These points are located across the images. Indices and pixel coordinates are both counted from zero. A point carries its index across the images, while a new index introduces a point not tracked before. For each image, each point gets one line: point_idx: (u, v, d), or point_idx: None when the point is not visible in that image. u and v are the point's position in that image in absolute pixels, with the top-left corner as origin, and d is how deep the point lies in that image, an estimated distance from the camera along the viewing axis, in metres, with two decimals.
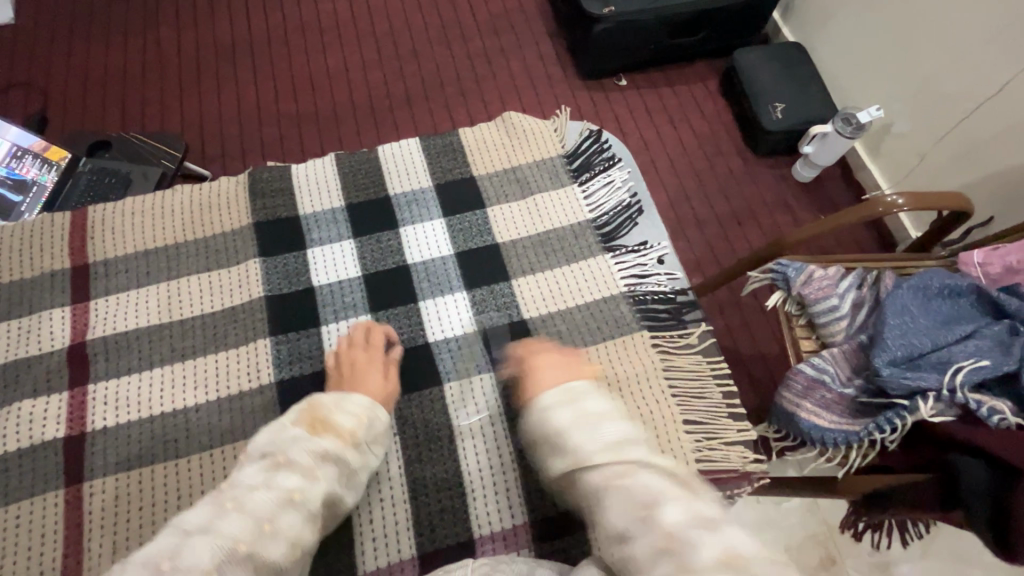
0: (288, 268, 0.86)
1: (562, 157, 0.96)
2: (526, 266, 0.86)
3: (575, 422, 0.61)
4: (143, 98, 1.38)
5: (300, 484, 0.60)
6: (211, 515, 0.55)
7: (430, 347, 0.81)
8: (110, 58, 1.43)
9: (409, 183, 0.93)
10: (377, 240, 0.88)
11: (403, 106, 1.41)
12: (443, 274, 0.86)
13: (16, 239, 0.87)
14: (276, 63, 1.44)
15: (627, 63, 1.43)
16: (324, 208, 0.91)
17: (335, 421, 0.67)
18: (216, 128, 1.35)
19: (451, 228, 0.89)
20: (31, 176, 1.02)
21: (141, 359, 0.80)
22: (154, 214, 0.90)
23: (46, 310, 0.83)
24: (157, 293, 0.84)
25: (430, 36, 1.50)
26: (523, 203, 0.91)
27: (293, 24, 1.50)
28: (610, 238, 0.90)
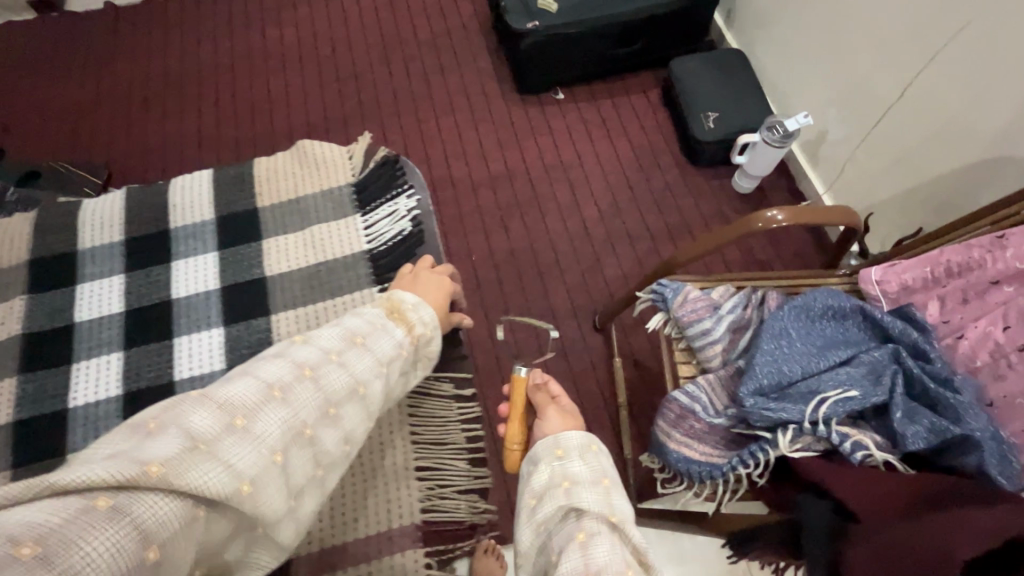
0: (53, 304, 0.76)
1: (351, 187, 0.85)
2: (289, 299, 0.76)
3: (593, 475, 0.56)
4: (93, 127, 1.43)
5: (317, 418, 0.52)
6: (216, 423, 0.46)
7: (173, 386, 0.70)
8: (66, 90, 1.49)
9: (191, 216, 0.82)
10: (144, 275, 0.78)
11: (337, 128, 1.42)
12: (202, 310, 0.75)
13: None
14: (221, 91, 1.48)
15: (562, 77, 1.41)
16: (105, 242, 0.80)
17: (410, 316, 0.65)
18: (159, 154, 1.39)
19: (222, 260, 0.79)
20: None
21: None
22: None
23: None
24: None
25: (371, 57, 1.51)
26: (298, 235, 0.81)
27: (240, 51, 1.54)
28: (388, 269, 0.79)
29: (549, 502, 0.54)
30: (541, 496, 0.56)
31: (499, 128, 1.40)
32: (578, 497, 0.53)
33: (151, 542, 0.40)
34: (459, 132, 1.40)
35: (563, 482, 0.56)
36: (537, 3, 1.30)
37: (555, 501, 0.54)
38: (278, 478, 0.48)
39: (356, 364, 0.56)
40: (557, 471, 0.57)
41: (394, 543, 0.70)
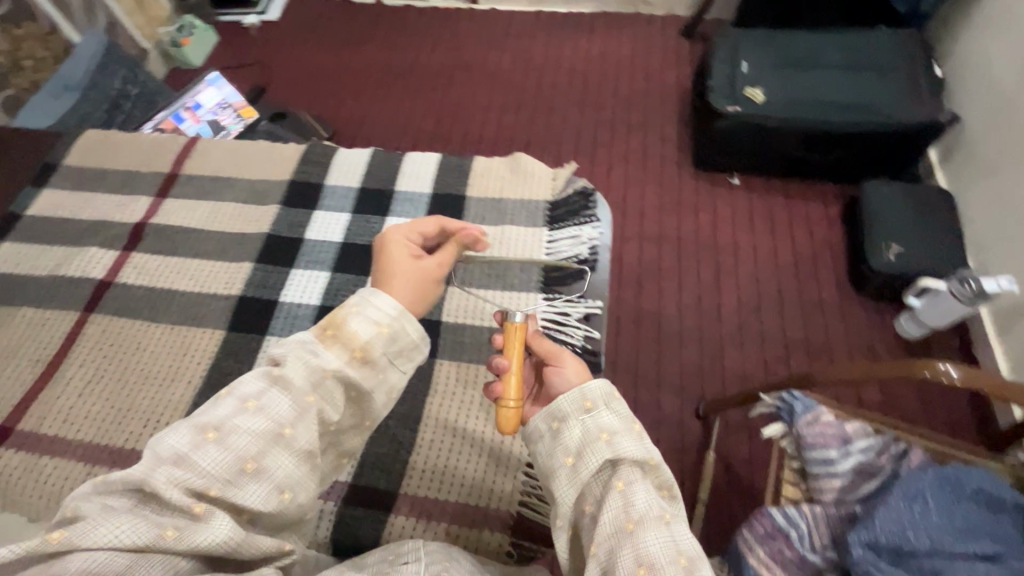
0: (293, 220, 0.89)
1: (547, 204, 0.90)
2: (467, 278, 0.86)
3: (625, 424, 0.57)
4: (330, 90, 1.70)
5: (295, 416, 0.53)
6: (191, 440, 0.49)
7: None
8: (323, 57, 1.80)
9: (413, 185, 0.92)
10: (364, 222, 0.89)
11: (521, 148, 1.55)
12: None
13: (140, 144, 0.96)
14: (434, 89, 1.68)
15: (743, 164, 1.41)
16: (343, 184, 0.93)
17: (349, 327, 0.58)
18: (369, 125, 1.61)
19: None
20: (225, 123, 1.32)
21: (171, 250, 0.86)
22: (231, 150, 0.96)
23: (133, 196, 0.91)
24: (203, 207, 0.90)
25: (569, 96, 1.64)
26: (493, 229, 0.88)
27: (462, 61, 1.74)
28: (553, 284, 0.83)
29: (590, 453, 0.55)
30: (580, 447, 0.56)
31: (665, 193, 1.44)
32: (621, 451, 0.54)
33: (165, 528, 0.45)
34: (625, 185, 1.45)
35: (601, 436, 0.55)
36: (743, 91, 1.33)
37: (593, 453, 0.55)
38: (265, 478, 0.51)
39: (333, 360, 0.57)
40: (593, 425, 0.56)
41: (486, 523, 0.72)
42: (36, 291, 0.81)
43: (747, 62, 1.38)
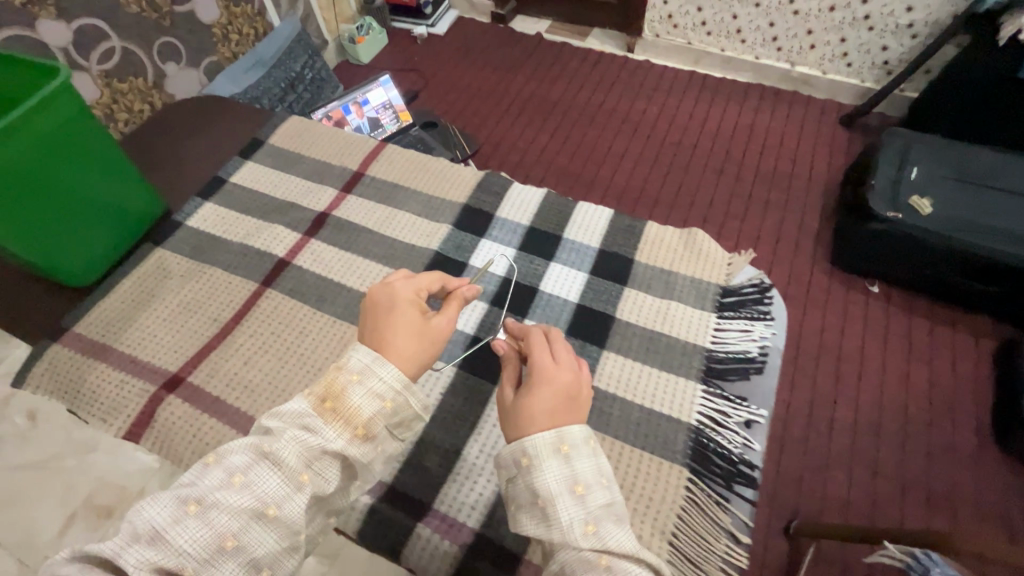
0: (463, 243, 0.88)
1: (719, 287, 0.83)
2: (624, 344, 0.78)
3: (563, 483, 0.58)
4: (475, 109, 1.78)
5: (281, 495, 0.54)
6: (171, 514, 0.50)
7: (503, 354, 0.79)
8: (476, 77, 1.89)
9: (582, 237, 0.90)
10: (529, 261, 0.87)
11: (647, 203, 1.52)
12: (554, 312, 0.82)
13: (330, 136, 1.00)
14: (574, 128, 1.71)
15: (889, 275, 1.30)
16: (513, 220, 0.92)
17: (348, 399, 0.58)
18: (505, 149, 1.66)
19: (587, 285, 0.85)
20: (383, 122, 1.42)
21: (344, 244, 0.87)
22: (412, 162, 0.98)
23: (320, 186, 0.94)
24: (378, 211, 0.91)
25: (708, 163, 1.60)
26: (657, 301, 0.82)
27: (606, 107, 1.77)
28: (716, 375, 0.76)
29: (530, 514, 0.59)
30: (520, 505, 0.60)
31: (793, 284, 1.35)
32: (552, 515, 0.57)
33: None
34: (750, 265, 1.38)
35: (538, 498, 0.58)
36: (908, 199, 1.23)
37: (531, 514, 0.59)
38: (243, 556, 0.51)
39: (334, 440, 0.57)
40: (530, 485, 0.59)
41: None
42: (227, 254, 0.85)
43: (918, 168, 1.27)
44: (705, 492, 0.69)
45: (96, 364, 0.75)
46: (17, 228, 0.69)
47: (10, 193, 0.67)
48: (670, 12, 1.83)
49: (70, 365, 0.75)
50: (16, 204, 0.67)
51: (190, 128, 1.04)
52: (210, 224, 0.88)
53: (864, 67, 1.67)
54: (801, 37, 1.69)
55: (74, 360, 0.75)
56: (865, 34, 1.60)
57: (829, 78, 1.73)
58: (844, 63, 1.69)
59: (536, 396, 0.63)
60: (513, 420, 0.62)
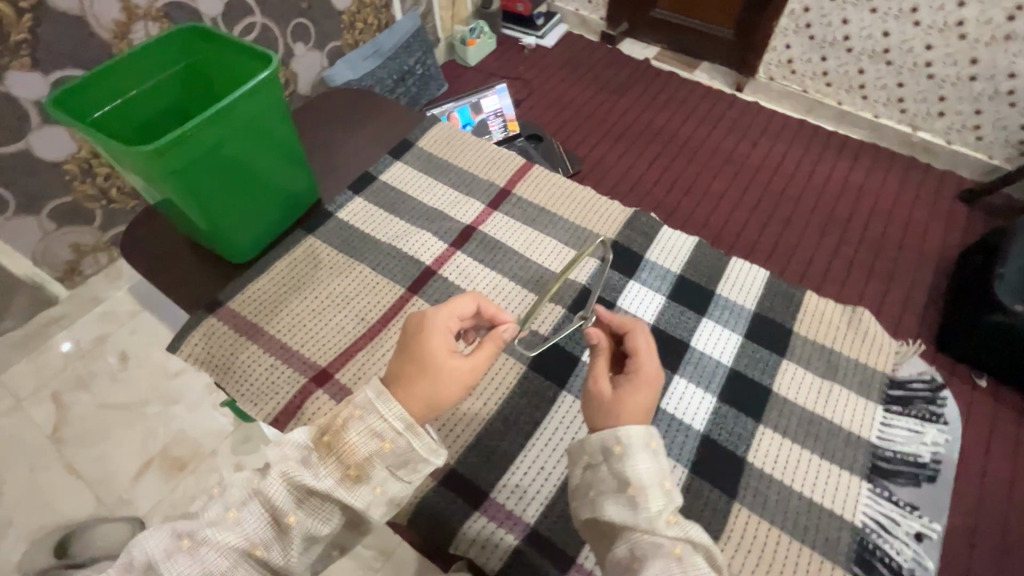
0: (610, 280, 0.86)
1: (887, 379, 0.79)
2: (782, 423, 0.73)
3: (653, 478, 0.59)
4: (575, 126, 1.77)
5: (267, 537, 0.55)
6: (166, 546, 0.55)
7: (657, 410, 0.74)
8: (579, 94, 1.89)
9: (735, 295, 0.86)
10: (679, 312, 0.83)
11: (743, 250, 1.47)
12: (708, 372, 0.77)
13: (478, 149, 0.99)
14: (672, 160, 1.68)
15: (1004, 370, 1.20)
16: (663, 264, 0.89)
17: (347, 436, 0.56)
18: (601, 170, 1.64)
19: (743, 349, 0.80)
20: (492, 129, 1.42)
21: (492, 262, 0.85)
22: (558, 186, 0.95)
23: (468, 198, 0.92)
24: (525, 234, 0.88)
25: (811, 218, 1.54)
26: (819, 380, 0.77)
27: (708, 144, 1.73)
28: (885, 476, 0.72)
29: (614, 499, 0.59)
30: (603, 491, 0.60)
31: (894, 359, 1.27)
32: (642, 503, 0.57)
33: None
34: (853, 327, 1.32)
35: (626, 486, 0.59)
36: None
37: (617, 500, 0.59)
38: None
39: (326, 479, 0.56)
40: (619, 472, 0.60)
41: None
42: (376, 255, 0.84)
43: None
44: None
45: (247, 345, 0.74)
46: (203, 196, 0.68)
47: (213, 161, 0.66)
48: (791, 57, 1.78)
49: (224, 342, 0.75)
50: (213, 172, 0.67)
51: (322, 107, 1.04)
52: (362, 219, 0.88)
53: (995, 143, 1.58)
54: (930, 102, 1.62)
55: (228, 335, 0.75)
56: (1004, 110, 1.52)
57: (954, 148, 1.65)
58: (974, 136, 1.60)
59: (635, 398, 0.63)
60: (605, 410, 0.64)
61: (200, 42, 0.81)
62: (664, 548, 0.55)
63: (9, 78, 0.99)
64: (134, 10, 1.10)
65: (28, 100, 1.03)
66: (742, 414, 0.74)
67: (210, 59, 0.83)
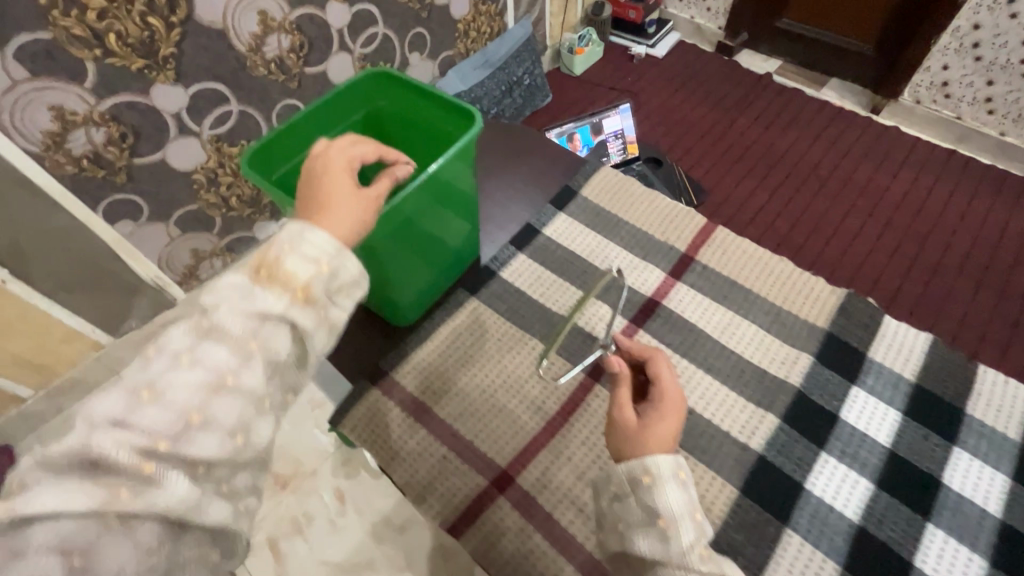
0: (827, 384, 0.80)
1: None
2: None
3: (683, 509, 0.56)
4: (690, 147, 1.65)
5: (235, 364, 0.50)
6: (123, 403, 0.47)
7: (913, 568, 0.67)
8: (693, 110, 1.75)
9: (990, 418, 0.78)
10: (923, 437, 0.76)
11: (884, 299, 1.31)
12: (973, 525, 0.70)
13: (658, 208, 0.98)
14: (800, 189, 1.52)
15: None
16: (893, 368, 0.82)
17: (285, 266, 0.53)
18: (720, 198, 1.52)
19: (1011, 496, 0.72)
20: (611, 150, 1.34)
21: (694, 353, 0.82)
22: (753, 259, 0.92)
23: (650, 265, 0.91)
24: (720, 312, 0.86)
25: (965, 266, 1.35)
26: None
27: (841, 174, 1.55)
28: None
29: (644, 532, 0.56)
30: (632, 523, 0.57)
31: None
32: (673, 536, 0.55)
33: (115, 488, 0.44)
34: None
35: (656, 519, 0.56)
36: None
37: (647, 534, 0.56)
38: (211, 427, 0.48)
39: (273, 303, 0.52)
40: (648, 505, 0.57)
41: None
42: (552, 330, 0.85)
43: None
44: None
45: (418, 429, 0.77)
46: (386, 262, 0.73)
47: (400, 228, 0.71)
48: (948, 79, 1.59)
49: (395, 422, 0.78)
50: (398, 241, 0.72)
51: (495, 153, 1.10)
52: (527, 279, 0.90)
53: None
54: None
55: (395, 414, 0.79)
56: None
57: None
58: None
59: (663, 424, 0.61)
60: (630, 439, 0.61)
61: (388, 86, 0.90)
62: None
63: (154, 91, 0.99)
64: (269, 22, 1.07)
65: (167, 112, 1.03)
66: (912, 512, 0.71)
67: (393, 102, 0.91)
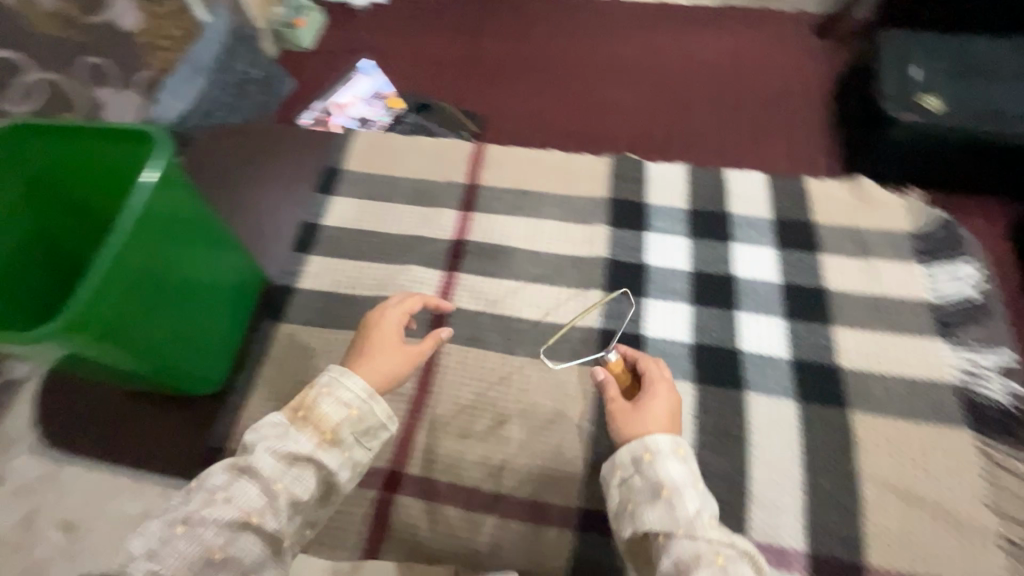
0: (628, 244, 1.02)
1: (913, 239, 1.02)
2: (845, 317, 0.95)
3: (684, 480, 0.68)
4: (452, 83, 1.63)
5: (234, 530, 0.64)
6: (162, 534, 0.63)
7: (740, 353, 0.92)
8: (439, 45, 1.72)
9: (747, 209, 1.06)
10: (712, 248, 1.02)
11: (660, 150, 1.49)
12: (764, 296, 0.97)
13: (429, 155, 1.14)
14: (561, 84, 1.62)
15: (906, 175, 1.35)
16: (671, 206, 1.07)
17: (319, 407, 0.70)
18: (500, 118, 1.55)
19: (783, 262, 1.00)
20: (375, 116, 1.27)
21: (511, 272, 1.01)
22: (539, 171, 1.12)
23: (440, 210, 1.07)
24: (520, 224, 1.05)
25: (704, 96, 1.57)
26: (862, 264, 0.99)
27: (586, 56, 1.67)
28: (949, 328, 0.94)
29: (651, 506, 0.67)
30: (640, 500, 0.68)
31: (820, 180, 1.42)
32: (678, 503, 0.66)
33: None
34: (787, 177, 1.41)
35: (660, 489, 0.67)
36: (918, 97, 1.26)
37: (654, 506, 0.67)
38: (229, 564, 0.62)
39: (305, 443, 0.69)
40: (653, 478, 0.68)
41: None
42: (367, 315, 0.97)
43: (918, 67, 1.30)
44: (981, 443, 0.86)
45: None
46: (138, 317, 0.76)
47: (136, 278, 0.75)
48: None
49: None
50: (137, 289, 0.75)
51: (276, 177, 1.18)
52: (323, 280, 1.01)
53: None
54: None
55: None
56: None
57: None
58: None
59: (655, 406, 0.76)
60: (631, 421, 0.75)
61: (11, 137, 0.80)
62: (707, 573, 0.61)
63: None
64: None
65: None
66: (723, 312, 0.96)
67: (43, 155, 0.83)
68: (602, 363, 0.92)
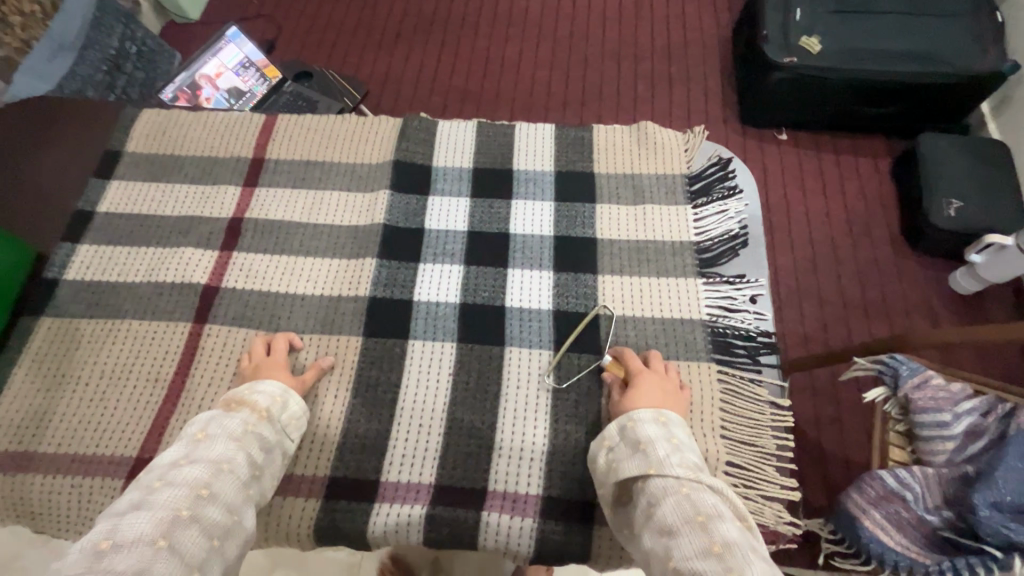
0: (409, 207, 0.91)
1: (684, 177, 0.92)
2: (614, 265, 0.85)
3: (657, 434, 0.64)
4: (347, 48, 1.58)
5: (209, 477, 0.59)
6: (138, 499, 0.55)
7: (505, 310, 0.83)
8: (334, 9, 1.66)
9: (531, 163, 0.94)
10: (488, 207, 0.91)
11: (559, 106, 1.47)
12: (537, 250, 0.87)
13: (217, 127, 0.98)
14: (461, 43, 1.58)
15: (794, 118, 1.36)
16: (455, 165, 0.95)
17: (250, 399, 0.68)
18: (395, 83, 1.51)
19: (558, 213, 0.90)
20: (248, 85, 1.22)
21: (277, 245, 0.88)
22: (317, 134, 0.98)
23: (223, 185, 0.93)
24: (301, 197, 0.92)
25: (605, 48, 1.55)
26: (631, 209, 0.90)
27: (488, 13, 1.63)
28: (709, 263, 0.86)
29: (628, 459, 0.63)
30: (620, 458, 0.64)
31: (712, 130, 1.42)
32: (651, 450, 0.62)
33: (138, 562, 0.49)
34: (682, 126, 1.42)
35: (637, 444, 0.64)
36: (799, 40, 1.25)
37: (630, 459, 0.63)
38: (209, 515, 0.56)
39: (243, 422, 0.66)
40: (627, 435, 0.66)
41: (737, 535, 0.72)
42: (139, 299, 0.83)
43: (801, 9, 1.28)
44: (739, 378, 0.79)
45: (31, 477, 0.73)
46: None
47: None
48: None
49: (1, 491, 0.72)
50: None
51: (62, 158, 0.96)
52: (90, 268, 0.86)
53: None
54: None
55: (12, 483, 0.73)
56: None
57: None
58: None
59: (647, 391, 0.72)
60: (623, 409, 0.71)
61: None
62: (672, 501, 0.55)
63: None
64: None
65: None
66: (497, 270, 0.86)
67: None
68: (369, 329, 0.81)
